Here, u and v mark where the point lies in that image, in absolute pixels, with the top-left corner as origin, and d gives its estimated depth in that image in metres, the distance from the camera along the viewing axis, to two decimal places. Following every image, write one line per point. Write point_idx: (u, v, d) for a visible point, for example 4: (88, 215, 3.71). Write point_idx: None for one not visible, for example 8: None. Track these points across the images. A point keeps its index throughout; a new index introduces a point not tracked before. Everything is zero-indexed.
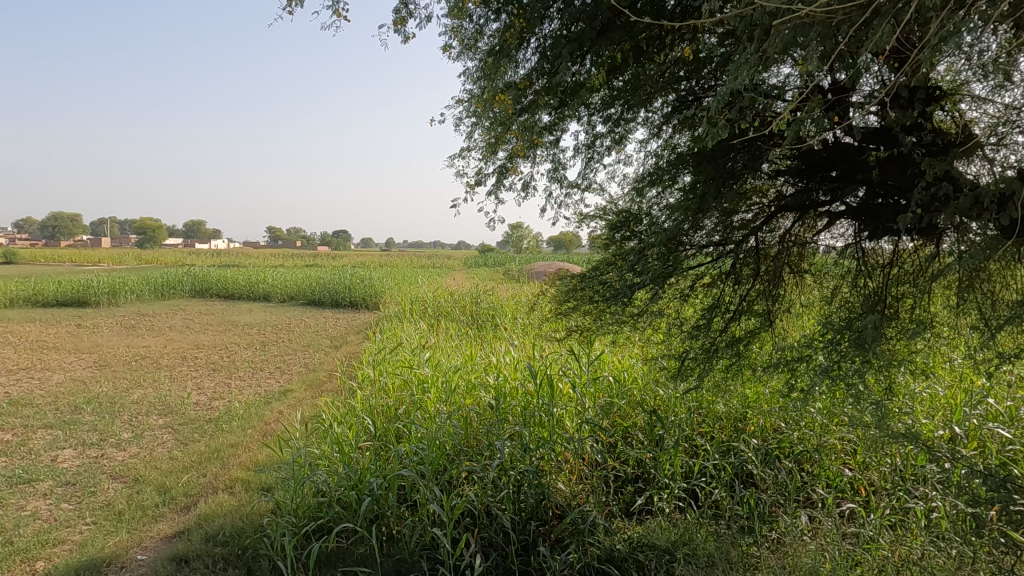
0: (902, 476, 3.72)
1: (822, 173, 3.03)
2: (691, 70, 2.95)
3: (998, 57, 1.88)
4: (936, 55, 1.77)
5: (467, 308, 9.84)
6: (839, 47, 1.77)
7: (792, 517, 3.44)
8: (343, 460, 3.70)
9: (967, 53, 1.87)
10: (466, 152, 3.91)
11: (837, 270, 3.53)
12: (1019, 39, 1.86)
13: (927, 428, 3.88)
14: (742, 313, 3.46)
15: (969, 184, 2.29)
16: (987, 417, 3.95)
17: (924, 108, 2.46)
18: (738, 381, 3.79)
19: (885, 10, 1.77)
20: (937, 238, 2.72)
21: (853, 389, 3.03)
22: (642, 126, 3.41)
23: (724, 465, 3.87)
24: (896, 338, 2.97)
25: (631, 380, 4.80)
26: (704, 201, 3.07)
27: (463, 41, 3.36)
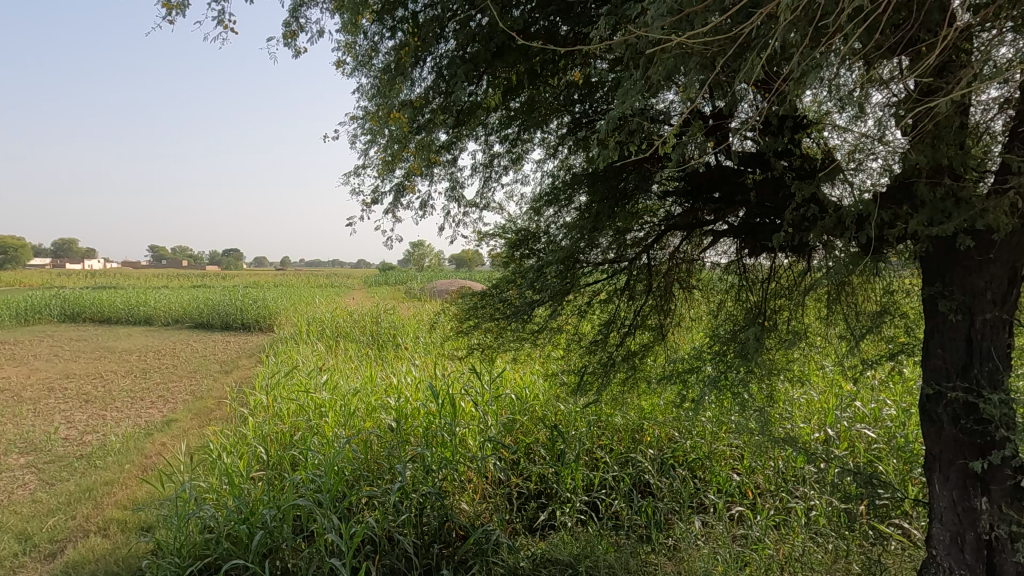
0: (784, 478, 3.97)
1: (706, 195, 3.19)
2: (584, 93, 3.04)
3: (855, 90, 2.07)
4: (801, 87, 1.92)
5: (368, 327, 9.62)
6: (715, 76, 1.89)
7: (687, 523, 3.59)
8: (232, 492, 3.49)
9: (826, 86, 2.04)
10: (361, 169, 3.83)
11: (722, 285, 3.72)
12: (870, 75, 2.06)
13: (805, 431, 4.18)
14: (637, 327, 3.60)
15: (832, 206, 2.52)
16: (855, 419, 4.31)
17: (793, 135, 2.66)
18: (634, 393, 3.93)
19: (755, 44, 1.91)
20: (808, 254, 2.95)
21: (738, 397, 3.21)
22: (539, 146, 3.49)
23: (623, 476, 3.99)
24: (775, 348, 3.18)
25: (532, 396, 4.84)
26: (599, 220, 3.17)
27: (357, 57, 3.31)
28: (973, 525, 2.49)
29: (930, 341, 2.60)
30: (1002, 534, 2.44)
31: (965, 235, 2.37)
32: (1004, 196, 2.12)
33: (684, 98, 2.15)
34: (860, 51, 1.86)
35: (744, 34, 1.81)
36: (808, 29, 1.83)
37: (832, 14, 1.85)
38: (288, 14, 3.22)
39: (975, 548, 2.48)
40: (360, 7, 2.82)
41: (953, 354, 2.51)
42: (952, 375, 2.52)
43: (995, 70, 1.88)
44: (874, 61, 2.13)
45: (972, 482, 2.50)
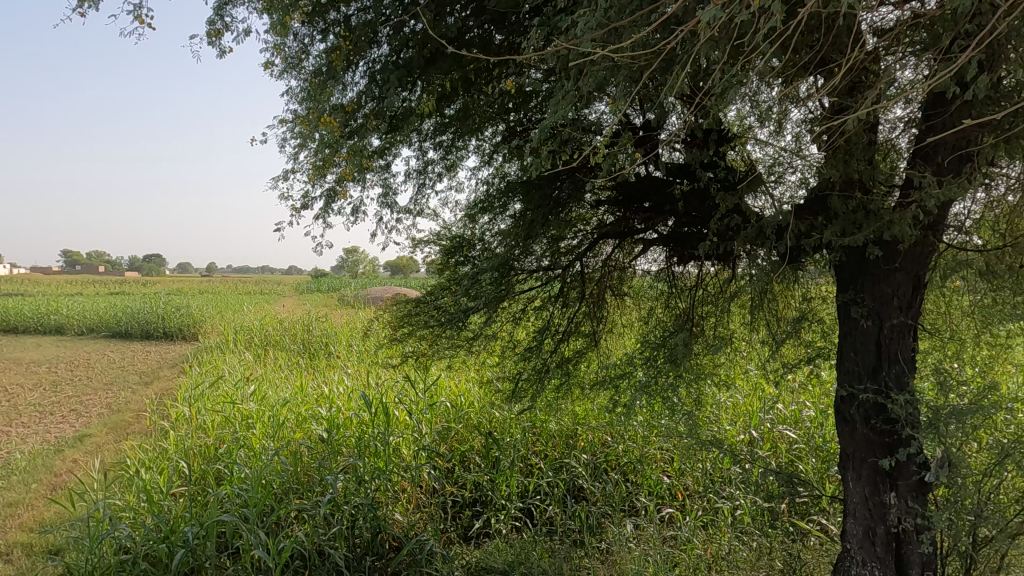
0: (712, 479, 4.09)
1: (636, 204, 3.27)
2: (518, 102, 3.08)
3: (774, 106, 2.17)
4: (723, 101, 2.01)
5: (299, 336, 9.36)
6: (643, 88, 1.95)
7: (619, 526, 3.65)
8: (151, 510, 3.32)
9: (747, 101, 2.14)
10: (291, 174, 3.74)
11: (652, 292, 3.80)
12: (787, 92, 2.17)
13: (731, 433, 4.33)
14: (570, 333, 3.65)
15: (754, 216, 2.63)
16: (777, 421, 4.49)
17: (718, 147, 2.77)
18: (568, 399, 3.97)
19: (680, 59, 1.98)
20: (732, 263, 3.06)
21: (668, 401, 3.30)
22: (474, 154, 3.50)
23: (557, 482, 4.03)
24: (702, 353, 3.28)
25: (467, 404, 4.82)
26: (533, 228, 3.20)
27: (286, 59, 3.23)
28: (882, 519, 2.63)
29: (843, 345, 2.75)
30: (907, 527, 2.59)
31: (874, 245, 2.52)
32: (908, 209, 2.27)
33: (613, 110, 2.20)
34: (777, 69, 1.96)
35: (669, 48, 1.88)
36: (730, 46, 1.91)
37: (750, 34, 1.95)
38: (213, 12, 3.12)
39: (885, 541, 2.62)
40: (290, 8, 2.76)
41: (864, 358, 2.66)
42: (863, 378, 2.66)
43: (898, 90, 2.02)
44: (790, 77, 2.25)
45: (881, 479, 2.64)
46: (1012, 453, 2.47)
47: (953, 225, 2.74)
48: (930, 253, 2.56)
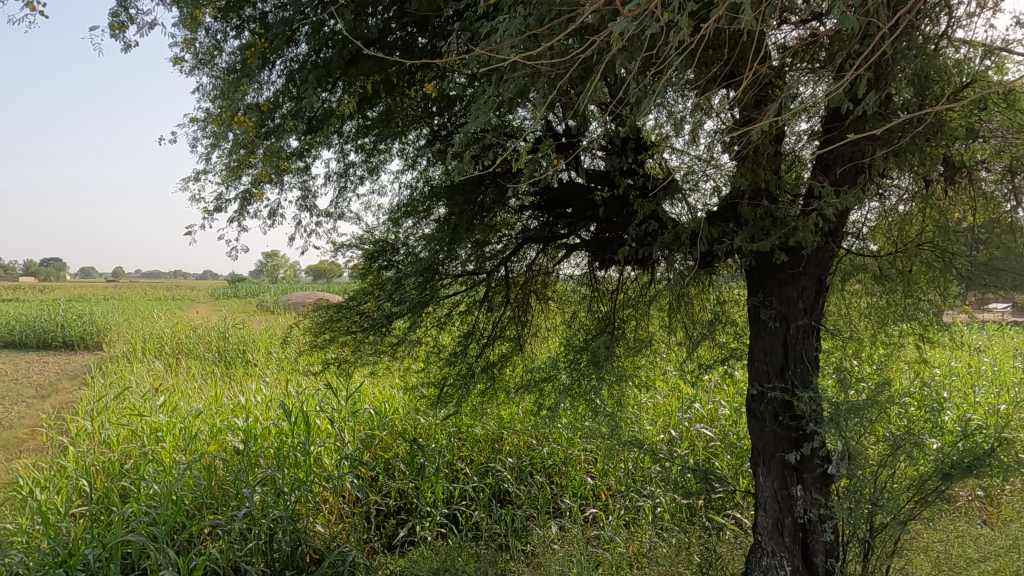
0: (634, 478, 4.19)
1: (558, 209, 3.30)
2: (442, 106, 3.10)
3: (688, 116, 2.27)
4: (640, 110, 2.07)
5: (213, 344, 8.95)
6: (562, 94, 1.99)
7: (544, 528, 3.69)
8: (46, 532, 3.09)
9: (662, 111, 2.22)
10: (202, 175, 3.58)
11: (575, 296, 3.85)
12: (699, 103, 2.26)
13: (651, 433, 4.46)
14: (495, 338, 3.67)
15: (671, 223, 2.73)
16: (694, 420, 4.66)
17: (637, 155, 2.85)
18: (493, 403, 3.98)
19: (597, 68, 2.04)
20: (651, 267, 3.16)
21: (591, 403, 3.36)
22: (397, 157, 3.46)
23: (482, 486, 4.02)
24: (624, 355, 3.37)
25: (391, 410, 4.75)
26: (456, 232, 3.20)
27: (197, 55, 3.10)
28: (790, 510, 2.77)
29: (753, 346, 2.88)
30: (812, 517, 2.75)
31: (780, 250, 2.67)
32: (810, 216, 2.42)
33: (535, 116, 2.23)
34: (689, 80, 2.04)
35: (586, 56, 1.93)
36: (644, 56, 1.98)
37: (664, 46, 2.03)
38: (116, 3, 2.95)
39: (792, 531, 2.76)
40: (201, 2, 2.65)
41: (772, 358, 2.80)
42: (772, 377, 2.80)
43: (799, 103, 2.15)
44: (702, 89, 2.36)
45: (789, 472, 2.79)
46: (903, 443, 2.67)
47: (851, 232, 2.94)
48: (830, 258, 2.74)
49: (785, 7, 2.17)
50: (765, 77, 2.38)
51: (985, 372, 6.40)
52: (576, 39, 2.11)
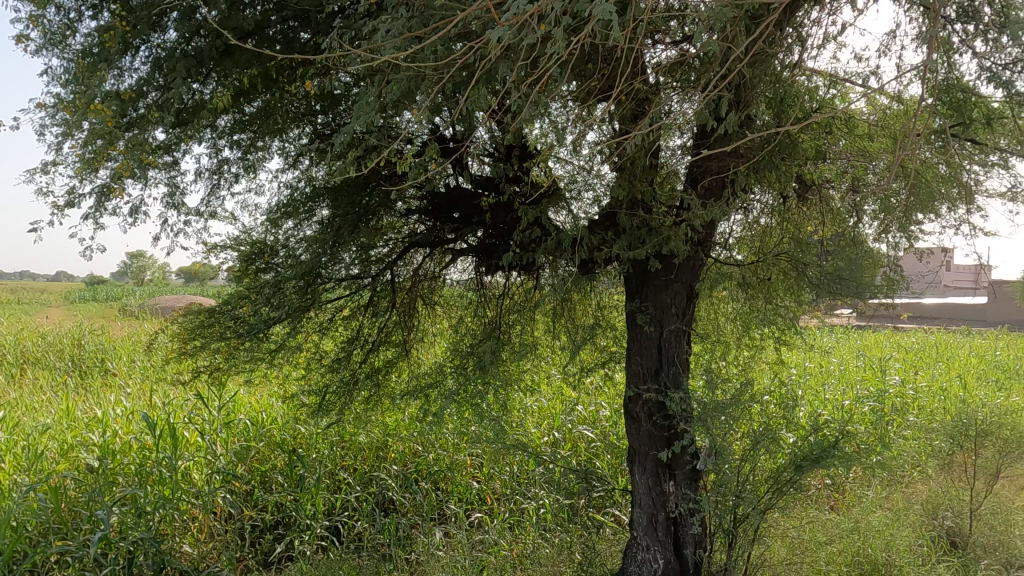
0: (518, 481, 4.25)
1: (445, 214, 3.29)
2: (327, 105, 3.01)
3: (568, 126, 2.36)
4: (522, 118, 2.12)
5: (67, 351, 8.15)
6: (444, 98, 1.99)
7: (428, 536, 3.67)
8: None
9: (544, 121, 2.28)
10: (52, 166, 3.26)
11: (462, 301, 3.80)
12: (579, 114, 2.35)
13: (535, 436, 4.57)
14: (380, 343, 3.60)
15: (553, 230, 2.80)
16: (577, 421, 4.81)
17: (522, 163, 2.91)
18: (378, 410, 3.90)
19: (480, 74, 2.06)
20: (536, 273, 3.22)
21: (477, 408, 3.37)
22: (277, 156, 3.31)
23: (366, 496, 3.93)
24: (509, 360, 3.42)
25: (269, 420, 4.54)
26: (340, 235, 3.12)
27: (48, 35, 2.83)
28: (663, 506, 2.92)
29: (630, 349, 3.01)
30: (682, 511, 2.91)
31: (655, 258, 2.82)
32: (681, 227, 2.58)
33: (418, 119, 2.22)
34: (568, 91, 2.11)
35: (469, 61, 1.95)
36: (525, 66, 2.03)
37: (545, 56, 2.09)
38: None
39: (665, 526, 2.92)
40: None
41: (647, 360, 2.94)
42: (646, 379, 2.94)
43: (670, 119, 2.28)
44: (582, 101, 2.45)
45: (662, 469, 2.94)
46: (761, 439, 2.90)
47: (719, 241, 3.16)
48: (699, 266, 2.92)
49: (658, 29, 2.30)
50: (639, 94, 2.52)
51: (834, 371, 7.06)
52: (460, 46, 2.13)
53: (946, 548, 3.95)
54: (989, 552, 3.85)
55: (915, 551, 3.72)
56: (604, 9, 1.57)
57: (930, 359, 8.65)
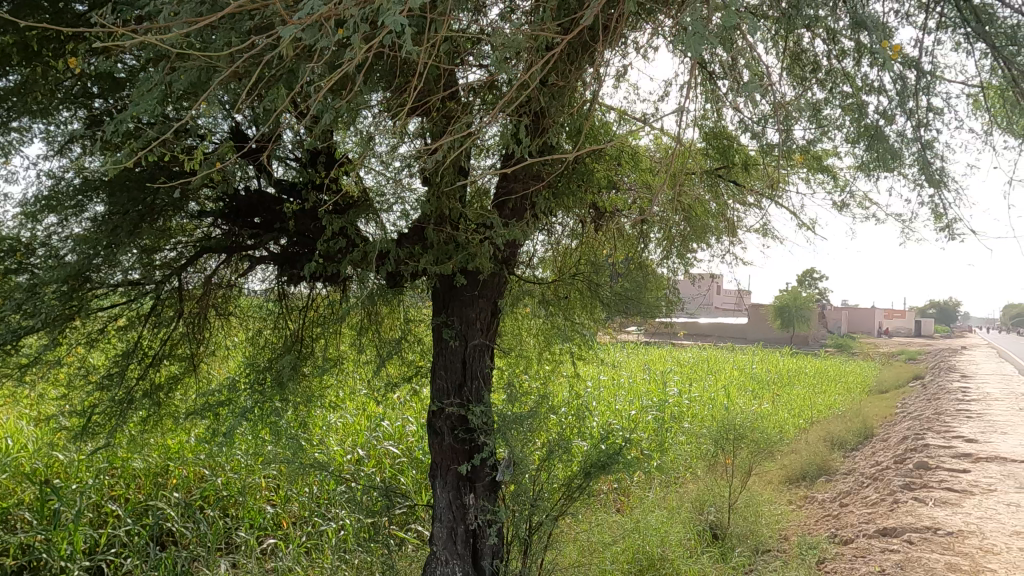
0: (317, 502, 4.09)
1: (244, 219, 3.04)
2: (106, 88, 2.64)
3: (373, 136, 2.33)
4: (322, 123, 2.05)
5: None
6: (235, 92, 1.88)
7: (212, 568, 3.38)
8: None
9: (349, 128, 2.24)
10: None
11: (260, 312, 3.57)
12: (388, 123, 2.34)
13: (338, 454, 4.43)
14: (163, 357, 3.26)
15: (359, 241, 2.74)
16: (383, 437, 4.74)
17: (329, 170, 2.80)
18: (158, 432, 3.53)
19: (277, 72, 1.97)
20: (342, 285, 3.10)
21: (273, 427, 3.18)
22: (39, 140, 2.86)
23: (138, 529, 3.53)
24: (310, 375, 3.26)
25: (17, 449, 3.93)
26: (116, 236, 2.79)
27: None
28: (463, 519, 2.96)
29: (435, 364, 3.03)
30: (481, 522, 2.97)
31: (460, 274, 2.88)
32: (485, 244, 2.67)
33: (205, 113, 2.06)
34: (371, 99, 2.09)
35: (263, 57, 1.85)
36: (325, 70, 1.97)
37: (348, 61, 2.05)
38: None
39: (464, 538, 2.96)
40: None
41: (451, 375, 2.98)
42: (449, 393, 2.98)
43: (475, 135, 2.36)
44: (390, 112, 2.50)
45: (462, 482, 2.98)
46: (556, 448, 3.06)
47: (523, 260, 3.34)
48: (503, 284, 3.05)
49: (464, 50, 2.37)
50: (445, 112, 2.61)
51: (625, 383, 7.73)
52: (255, 40, 2.01)
53: (710, 540, 4.47)
54: (742, 540, 4.43)
55: (685, 545, 4.17)
56: (397, 20, 1.56)
57: (702, 372, 9.81)
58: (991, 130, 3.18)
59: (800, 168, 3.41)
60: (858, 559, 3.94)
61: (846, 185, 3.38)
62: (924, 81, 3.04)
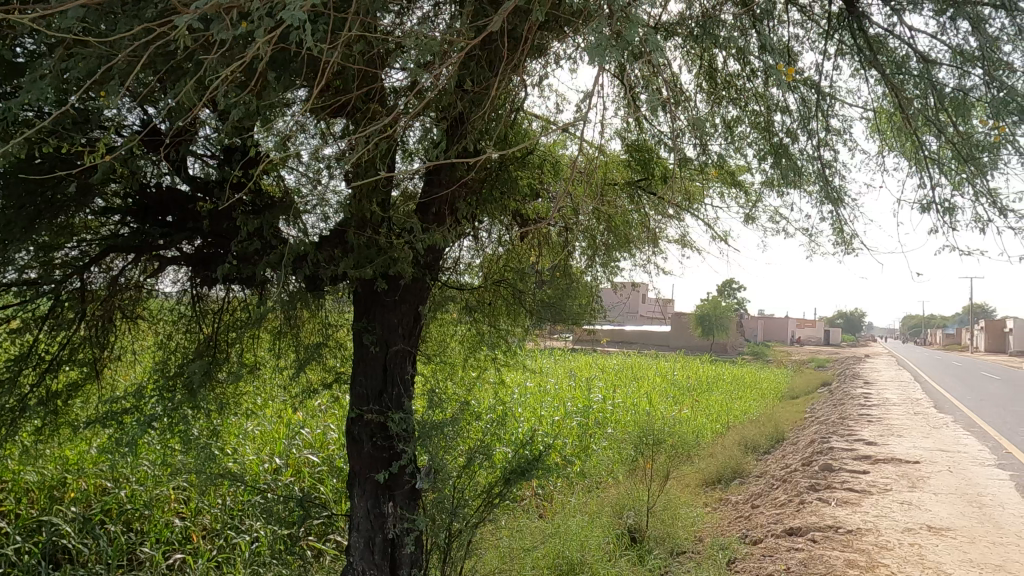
0: (230, 514, 3.99)
1: (154, 217, 2.89)
2: None
3: (291, 134, 2.30)
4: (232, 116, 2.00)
5: None
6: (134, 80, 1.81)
7: None
8: None
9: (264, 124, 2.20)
10: None
11: (171, 315, 3.40)
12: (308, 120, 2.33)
13: (254, 463, 4.31)
14: (60, 363, 3.10)
15: (275, 243, 2.66)
16: (301, 447, 4.63)
17: (247, 169, 2.73)
18: (55, 442, 3.40)
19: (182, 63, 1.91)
20: (258, 287, 2.98)
21: (181, 435, 3.05)
22: None
23: (29, 547, 3.37)
24: (223, 382, 3.11)
25: None
26: (9, 232, 2.63)
27: None
28: (381, 528, 2.90)
29: (355, 370, 2.99)
30: (399, 531, 2.91)
31: (382, 278, 2.85)
32: (406, 248, 2.65)
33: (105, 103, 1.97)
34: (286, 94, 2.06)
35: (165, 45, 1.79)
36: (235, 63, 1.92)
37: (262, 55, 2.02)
38: None
39: (382, 548, 2.89)
40: None
41: (371, 381, 2.94)
42: (369, 400, 2.94)
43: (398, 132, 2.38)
44: (312, 113, 2.57)
45: (381, 491, 2.93)
46: (476, 454, 3.06)
47: (447, 266, 3.34)
48: (425, 290, 3.05)
49: (386, 51, 2.37)
50: (367, 114, 2.60)
51: (550, 390, 7.83)
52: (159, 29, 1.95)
53: (628, 543, 4.57)
54: (659, 543, 4.54)
55: (605, 549, 4.23)
56: None
57: (626, 378, 10.06)
58: (883, 151, 3.43)
59: (715, 183, 3.56)
60: (766, 558, 4.12)
61: (756, 201, 3.55)
62: (825, 104, 3.26)
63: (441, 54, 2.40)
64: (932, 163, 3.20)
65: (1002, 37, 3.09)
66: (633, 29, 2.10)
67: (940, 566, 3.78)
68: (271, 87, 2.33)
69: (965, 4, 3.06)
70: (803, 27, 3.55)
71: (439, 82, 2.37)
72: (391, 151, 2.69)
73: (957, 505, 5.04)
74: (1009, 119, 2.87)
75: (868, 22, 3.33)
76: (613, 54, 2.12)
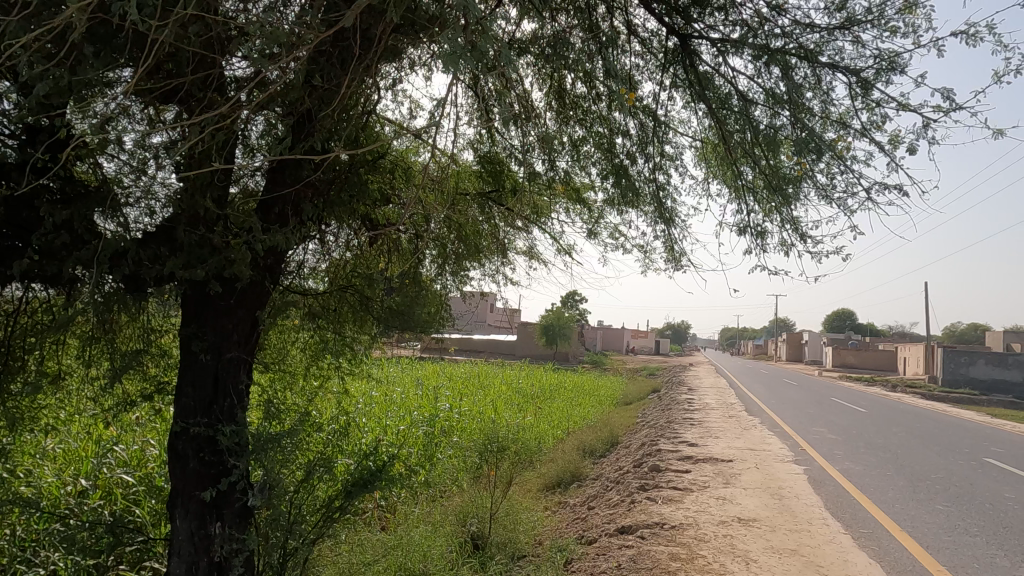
0: (20, 546, 3.53)
1: None
2: None
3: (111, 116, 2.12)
4: None
5: None
6: None
7: None
8: None
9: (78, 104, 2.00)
10: None
11: None
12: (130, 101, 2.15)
13: (53, 487, 3.82)
14: None
15: (88, 238, 2.38)
16: (113, 465, 4.17)
17: (56, 152, 2.43)
18: None
19: None
20: (65, 288, 2.55)
21: None
22: None
23: None
24: (17, 394, 2.72)
25: None
26: None
27: None
28: (206, 551, 2.66)
29: (180, 382, 2.74)
30: (227, 553, 2.69)
31: (215, 281, 2.65)
32: (244, 248, 2.49)
33: None
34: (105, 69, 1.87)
35: None
36: None
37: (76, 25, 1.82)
38: None
39: (207, 573, 2.65)
40: None
41: (200, 392, 2.71)
42: (196, 413, 2.70)
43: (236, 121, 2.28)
44: (138, 95, 2.37)
45: (207, 511, 2.69)
46: (315, 468, 2.93)
47: (290, 269, 3.22)
48: (264, 294, 2.88)
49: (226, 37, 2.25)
50: (203, 101, 2.45)
51: (396, 399, 7.73)
52: None
53: (470, 551, 4.59)
54: (501, 548, 4.61)
55: (446, 558, 4.22)
56: None
57: (473, 386, 10.19)
58: (708, 179, 3.79)
59: (561, 199, 3.72)
60: (600, 556, 4.33)
61: (597, 217, 3.76)
62: (660, 130, 3.54)
63: (288, 46, 2.33)
64: (748, 192, 3.58)
65: (804, 85, 3.55)
66: (486, 43, 2.14)
67: (748, 553, 4.20)
68: (88, 64, 2.11)
69: (777, 53, 3.48)
70: (643, 58, 3.84)
71: (285, 74, 2.29)
72: (229, 143, 2.55)
73: (762, 498, 5.65)
74: (810, 157, 3.28)
75: (698, 59, 3.69)
76: (465, 64, 2.15)
